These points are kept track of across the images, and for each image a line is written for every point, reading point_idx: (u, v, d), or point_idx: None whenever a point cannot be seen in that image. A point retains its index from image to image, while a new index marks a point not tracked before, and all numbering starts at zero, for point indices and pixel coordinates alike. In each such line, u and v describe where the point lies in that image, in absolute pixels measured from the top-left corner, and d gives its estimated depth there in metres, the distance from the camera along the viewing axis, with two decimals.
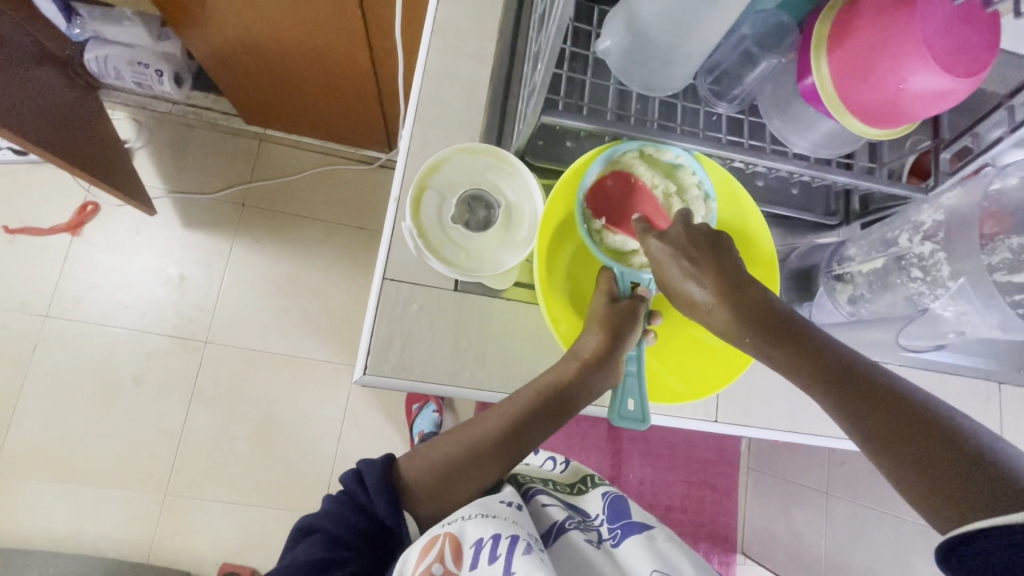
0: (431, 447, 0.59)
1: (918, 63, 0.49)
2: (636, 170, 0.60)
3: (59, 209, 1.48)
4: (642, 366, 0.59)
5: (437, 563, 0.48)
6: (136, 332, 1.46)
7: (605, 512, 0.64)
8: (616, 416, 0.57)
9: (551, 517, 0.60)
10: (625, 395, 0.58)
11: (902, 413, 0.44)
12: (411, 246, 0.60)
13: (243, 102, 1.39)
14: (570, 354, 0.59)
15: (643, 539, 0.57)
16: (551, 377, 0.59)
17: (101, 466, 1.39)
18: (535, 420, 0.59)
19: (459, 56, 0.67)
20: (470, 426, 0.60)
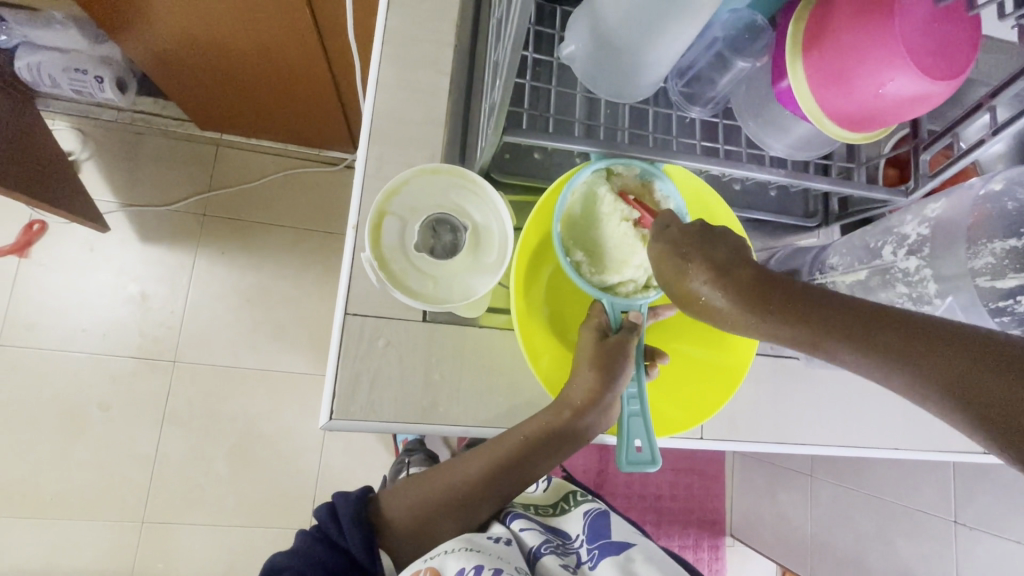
0: (414, 484, 0.59)
1: (897, 68, 0.46)
2: (602, 201, 0.52)
3: (4, 229, 1.39)
4: (645, 403, 0.53)
5: None
6: (98, 355, 1.39)
7: (584, 532, 0.65)
8: (624, 463, 0.50)
9: (525, 543, 0.60)
10: (630, 435, 0.51)
11: (934, 348, 0.37)
12: (373, 277, 0.56)
13: (194, 107, 1.31)
14: (562, 401, 0.55)
15: (620, 561, 0.59)
16: (537, 425, 0.56)
17: (72, 497, 1.34)
18: (517, 465, 0.57)
19: (415, 65, 0.62)
20: (451, 468, 0.59)
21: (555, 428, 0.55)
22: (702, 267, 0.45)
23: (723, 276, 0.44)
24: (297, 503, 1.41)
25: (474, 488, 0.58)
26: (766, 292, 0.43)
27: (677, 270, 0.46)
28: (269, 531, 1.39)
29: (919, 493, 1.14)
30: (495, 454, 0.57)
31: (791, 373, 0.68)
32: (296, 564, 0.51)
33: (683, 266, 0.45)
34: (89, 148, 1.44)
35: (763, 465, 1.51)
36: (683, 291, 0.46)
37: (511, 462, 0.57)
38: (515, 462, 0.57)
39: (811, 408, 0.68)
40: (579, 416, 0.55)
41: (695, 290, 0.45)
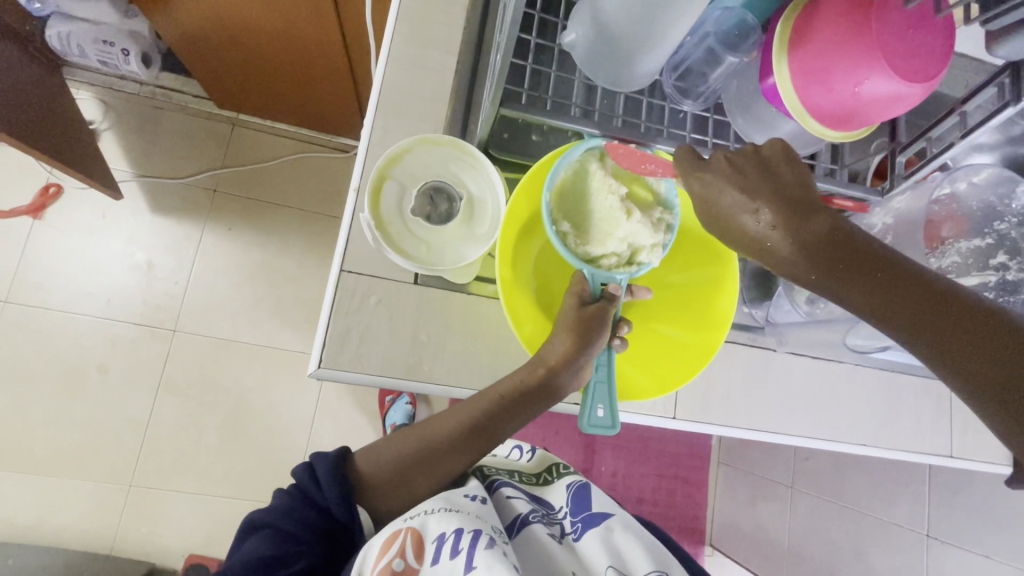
0: (391, 442, 0.60)
1: (873, 69, 0.49)
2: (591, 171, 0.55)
3: (20, 191, 1.43)
4: (612, 371, 0.57)
5: (398, 559, 0.48)
6: (101, 319, 1.42)
7: (569, 504, 0.64)
8: (587, 425, 0.54)
9: (514, 509, 0.62)
10: (595, 400, 0.55)
11: (950, 315, 0.42)
12: (370, 238, 0.59)
13: (215, 86, 1.35)
14: (537, 360, 0.58)
15: (602, 532, 0.59)
16: (514, 383, 0.59)
17: (64, 456, 1.36)
18: (494, 423, 0.59)
19: (425, 44, 0.66)
20: (428, 424, 0.61)
21: (531, 386, 0.58)
22: (766, 208, 0.46)
23: (788, 216, 0.46)
24: (283, 478, 1.43)
25: (451, 444, 0.59)
26: (830, 243, 0.45)
27: (740, 206, 0.47)
28: (253, 504, 1.41)
29: (894, 507, 1.15)
30: (472, 412, 0.60)
31: (768, 364, 0.70)
32: (275, 521, 0.53)
33: (754, 205, 0.47)
34: (110, 119, 1.49)
35: (744, 475, 1.52)
36: (743, 230, 0.48)
37: (488, 420, 0.59)
38: (492, 420, 0.59)
39: (784, 399, 0.70)
40: (556, 375, 0.58)
41: (751, 225, 0.47)
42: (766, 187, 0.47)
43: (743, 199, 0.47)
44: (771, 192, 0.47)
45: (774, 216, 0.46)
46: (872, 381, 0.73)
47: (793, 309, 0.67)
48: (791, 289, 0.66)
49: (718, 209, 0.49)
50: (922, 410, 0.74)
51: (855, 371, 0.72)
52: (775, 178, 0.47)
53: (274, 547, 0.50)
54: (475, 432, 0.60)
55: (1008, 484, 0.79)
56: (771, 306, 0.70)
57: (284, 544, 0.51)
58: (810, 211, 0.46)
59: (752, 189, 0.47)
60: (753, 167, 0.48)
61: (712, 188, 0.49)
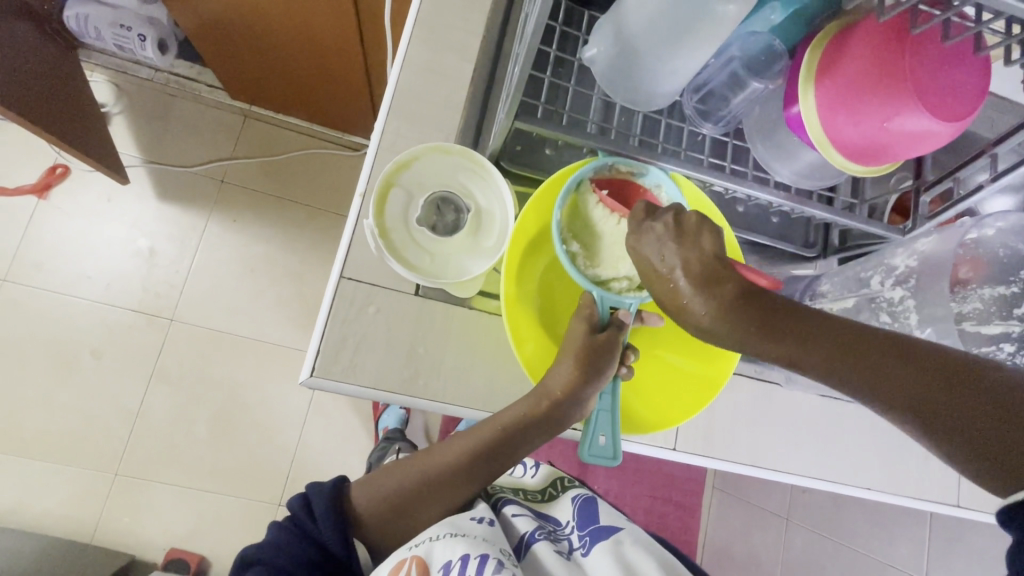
0: (389, 471, 0.60)
1: (903, 104, 0.48)
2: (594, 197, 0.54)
3: (26, 169, 1.42)
4: (616, 402, 0.55)
5: None
6: (98, 303, 1.41)
7: (575, 517, 0.65)
8: (587, 454, 0.53)
9: (518, 530, 0.60)
10: (596, 429, 0.54)
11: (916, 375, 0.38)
12: (373, 246, 0.57)
13: (229, 76, 1.34)
14: (541, 392, 0.55)
15: (611, 544, 0.58)
16: (516, 413, 0.56)
17: (51, 440, 1.35)
18: (493, 452, 0.58)
19: (442, 50, 0.64)
20: (426, 457, 0.60)
21: (534, 416, 0.56)
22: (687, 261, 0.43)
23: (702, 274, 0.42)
24: (271, 477, 1.41)
25: (449, 473, 0.58)
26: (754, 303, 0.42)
27: (660, 258, 0.45)
28: (239, 500, 1.39)
29: (892, 548, 1.13)
30: (470, 443, 0.58)
31: (775, 399, 0.68)
32: (269, 556, 0.51)
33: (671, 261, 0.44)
34: (122, 103, 1.48)
35: (739, 503, 1.49)
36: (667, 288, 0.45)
37: (488, 449, 0.58)
38: (492, 451, 0.58)
39: (790, 436, 0.68)
40: (560, 407, 0.55)
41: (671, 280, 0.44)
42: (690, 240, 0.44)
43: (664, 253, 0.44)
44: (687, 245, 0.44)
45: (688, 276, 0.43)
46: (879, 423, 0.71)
47: None
48: None
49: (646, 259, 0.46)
50: (930, 457, 0.72)
51: (862, 414, 0.70)
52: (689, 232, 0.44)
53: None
54: (473, 461, 0.58)
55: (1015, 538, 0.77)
56: None
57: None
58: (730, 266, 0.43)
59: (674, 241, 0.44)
60: (685, 215, 0.45)
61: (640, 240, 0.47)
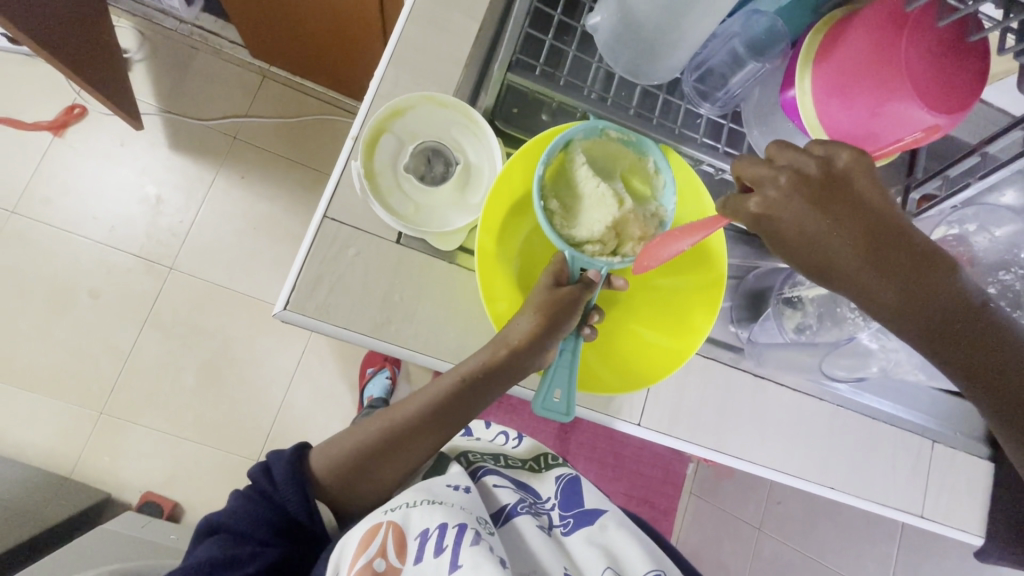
0: (355, 428, 0.60)
1: (897, 89, 0.47)
2: (577, 165, 0.54)
3: (45, 106, 1.44)
4: (575, 357, 0.57)
5: (379, 558, 0.48)
6: (101, 245, 1.43)
7: (558, 496, 0.62)
8: (540, 407, 0.55)
9: (500, 499, 0.59)
10: (552, 385, 0.56)
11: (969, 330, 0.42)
12: (358, 188, 0.58)
13: (253, 35, 1.36)
14: (500, 338, 0.56)
15: (594, 531, 0.57)
16: (474, 364, 0.57)
17: (43, 372, 1.37)
18: (456, 407, 0.58)
19: (450, 7, 0.65)
20: (390, 410, 0.60)
21: (492, 367, 0.56)
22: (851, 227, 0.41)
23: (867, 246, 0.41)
24: (252, 433, 1.43)
25: (412, 429, 0.58)
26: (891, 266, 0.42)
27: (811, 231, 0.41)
28: (217, 453, 1.41)
29: (858, 565, 1.12)
30: (432, 394, 0.58)
31: (750, 391, 0.68)
32: (229, 523, 0.52)
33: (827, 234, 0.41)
34: (145, 51, 1.50)
35: (713, 509, 1.48)
36: (831, 259, 0.42)
37: (449, 403, 0.58)
38: (453, 402, 0.58)
39: (758, 427, 0.68)
40: (518, 358, 0.56)
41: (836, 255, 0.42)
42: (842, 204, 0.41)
43: (829, 226, 0.41)
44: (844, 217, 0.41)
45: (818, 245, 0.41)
46: (853, 427, 0.70)
47: (779, 335, 0.66)
48: (780, 316, 0.65)
49: (796, 233, 0.42)
50: (899, 466, 0.71)
51: (836, 414, 0.70)
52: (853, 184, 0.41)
53: (230, 548, 0.50)
54: (436, 415, 0.58)
55: (976, 558, 0.76)
56: (756, 329, 0.67)
57: (242, 545, 0.51)
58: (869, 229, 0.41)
59: (825, 206, 0.41)
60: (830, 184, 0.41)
61: (780, 206, 0.42)
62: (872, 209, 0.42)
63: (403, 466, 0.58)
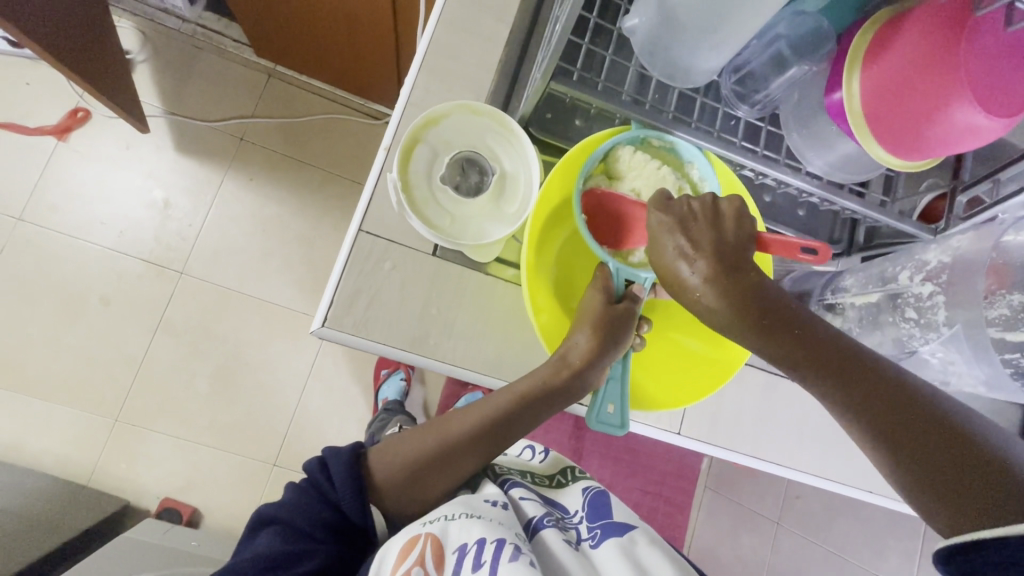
0: (404, 439, 0.58)
1: (952, 94, 0.46)
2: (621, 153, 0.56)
3: (48, 110, 1.42)
4: (628, 373, 0.57)
5: (417, 567, 0.47)
6: (109, 250, 1.41)
7: (584, 509, 0.60)
8: (594, 420, 0.54)
9: (527, 511, 0.57)
10: (605, 398, 0.56)
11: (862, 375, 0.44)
12: (394, 201, 0.57)
13: (259, 32, 1.32)
14: (559, 361, 0.55)
15: (623, 541, 0.54)
16: (533, 381, 0.56)
17: (55, 380, 1.36)
18: (508, 422, 0.57)
19: (481, 10, 0.63)
20: (442, 423, 0.59)
21: (552, 387, 0.55)
22: (701, 263, 0.47)
23: (719, 279, 0.46)
24: (268, 435, 1.42)
25: (465, 444, 0.57)
26: (771, 317, 0.46)
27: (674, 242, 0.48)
28: (235, 457, 1.40)
29: (882, 559, 1.13)
30: (487, 410, 0.57)
31: (785, 392, 0.67)
32: (287, 516, 0.52)
33: (681, 251, 0.48)
34: (147, 51, 1.47)
35: (730, 505, 1.48)
36: (672, 277, 0.49)
37: (504, 419, 0.57)
38: (506, 419, 0.57)
39: (794, 430, 0.67)
40: (579, 378, 0.55)
41: (683, 278, 0.48)
42: (702, 233, 0.48)
43: (672, 244, 0.48)
44: (708, 250, 0.47)
45: (686, 265, 0.48)
46: None
47: None
48: None
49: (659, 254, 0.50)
50: None
51: None
52: (721, 225, 0.49)
53: (285, 544, 0.50)
54: (489, 430, 0.57)
55: None
56: None
57: (297, 541, 0.50)
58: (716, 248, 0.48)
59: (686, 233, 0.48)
60: (698, 229, 0.49)
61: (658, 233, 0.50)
62: (721, 238, 0.48)
63: (452, 481, 0.57)
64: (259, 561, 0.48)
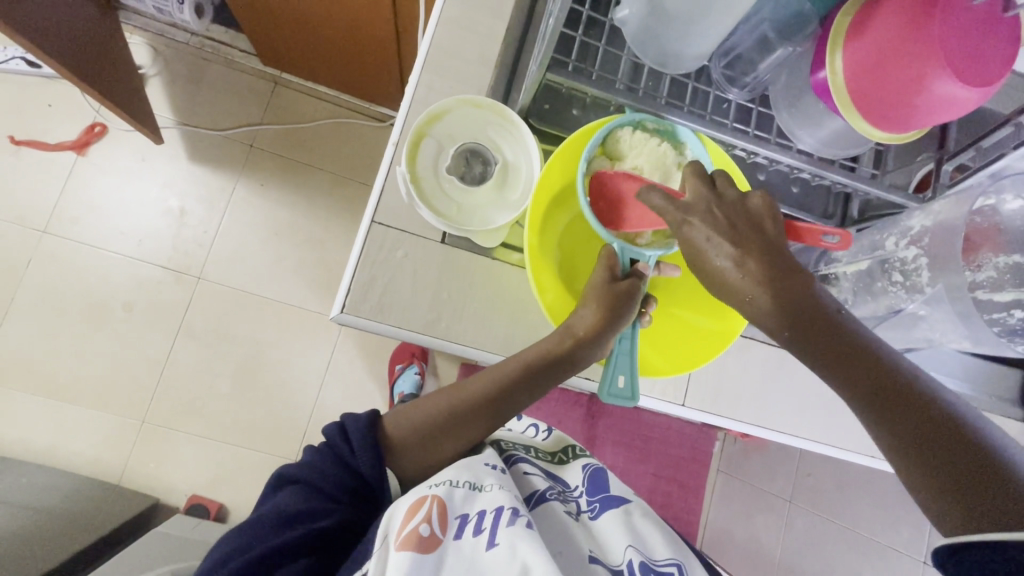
0: (417, 406, 0.62)
1: (927, 68, 0.48)
2: (620, 134, 0.58)
3: (66, 126, 1.47)
4: (634, 344, 0.59)
5: (424, 524, 0.49)
6: (130, 259, 1.46)
7: (584, 484, 0.63)
8: (606, 393, 0.56)
9: (533, 484, 0.61)
10: (616, 370, 0.58)
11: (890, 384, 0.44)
12: (404, 194, 0.60)
13: (263, 41, 1.36)
14: (565, 330, 0.59)
15: (620, 514, 0.58)
16: (540, 351, 0.59)
17: (84, 385, 1.41)
18: (517, 392, 0.61)
19: (479, 9, 0.66)
20: (452, 391, 0.62)
21: (557, 354, 0.59)
22: (745, 260, 0.49)
23: (758, 275, 0.49)
24: (289, 432, 1.47)
25: (475, 411, 0.61)
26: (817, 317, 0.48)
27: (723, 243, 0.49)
28: (257, 454, 1.45)
29: (895, 533, 1.14)
30: (497, 379, 0.61)
31: (785, 364, 0.70)
32: (308, 476, 0.56)
33: (719, 243, 0.49)
34: (158, 65, 1.52)
35: (744, 486, 1.50)
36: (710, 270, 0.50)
37: (512, 388, 0.60)
38: (514, 388, 0.60)
39: (796, 400, 0.70)
40: (582, 347, 0.59)
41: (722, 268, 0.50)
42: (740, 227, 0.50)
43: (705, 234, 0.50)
44: (750, 245, 0.49)
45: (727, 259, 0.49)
46: None
47: None
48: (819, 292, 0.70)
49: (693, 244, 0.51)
50: None
51: None
52: (764, 225, 0.50)
53: (306, 501, 0.54)
54: (498, 400, 0.61)
55: None
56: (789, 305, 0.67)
57: (316, 500, 0.54)
58: (758, 245, 0.49)
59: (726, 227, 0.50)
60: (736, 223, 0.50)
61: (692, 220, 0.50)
62: (760, 235, 0.50)
63: (462, 445, 0.60)
64: (282, 515, 0.52)
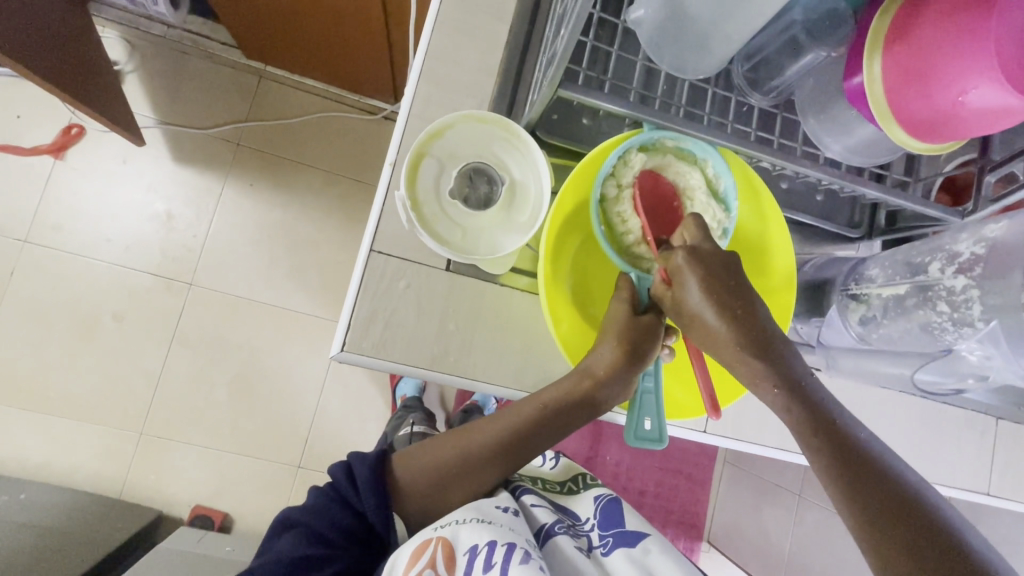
0: (427, 448, 0.58)
1: (982, 76, 0.43)
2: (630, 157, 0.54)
3: (41, 129, 1.40)
4: (659, 382, 0.56)
5: (429, 569, 0.47)
6: (117, 267, 1.41)
7: (596, 516, 0.61)
8: (633, 436, 0.54)
9: (539, 519, 0.58)
10: (642, 413, 0.55)
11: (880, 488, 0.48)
12: (403, 219, 0.55)
13: (242, 31, 1.28)
14: (582, 369, 0.56)
15: (635, 552, 0.55)
16: (558, 392, 0.56)
17: (77, 398, 1.38)
18: (533, 436, 0.57)
19: (478, 11, 0.61)
20: (464, 434, 0.59)
21: (576, 396, 0.56)
22: None
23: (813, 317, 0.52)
24: (291, 439, 1.44)
25: (489, 457, 0.57)
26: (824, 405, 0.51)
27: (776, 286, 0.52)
28: (259, 461, 1.42)
29: None
30: (512, 421, 0.57)
31: None
32: (310, 519, 0.53)
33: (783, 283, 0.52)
34: (135, 61, 1.44)
35: (752, 479, 1.49)
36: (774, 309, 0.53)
37: (528, 431, 0.57)
38: (530, 431, 0.57)
39: None
40: (602, 388, 0.55)
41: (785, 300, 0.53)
42: None
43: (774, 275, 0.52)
44: None
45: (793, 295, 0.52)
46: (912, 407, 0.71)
47: (845, 331, 0.65)
48: (844, 310, 0.65)
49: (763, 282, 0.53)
50: (960, 442, 0.72)
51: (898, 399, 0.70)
52: None
53: (307, 547, 0.50)
54: (513, 444, 0.57)
55: None
56: (822, 324, 0.68)
57: (318, 546, 0.51)
58: None
59: None
60: None
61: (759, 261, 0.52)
62: None
63: (475, 493, 0.57)
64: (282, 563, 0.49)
